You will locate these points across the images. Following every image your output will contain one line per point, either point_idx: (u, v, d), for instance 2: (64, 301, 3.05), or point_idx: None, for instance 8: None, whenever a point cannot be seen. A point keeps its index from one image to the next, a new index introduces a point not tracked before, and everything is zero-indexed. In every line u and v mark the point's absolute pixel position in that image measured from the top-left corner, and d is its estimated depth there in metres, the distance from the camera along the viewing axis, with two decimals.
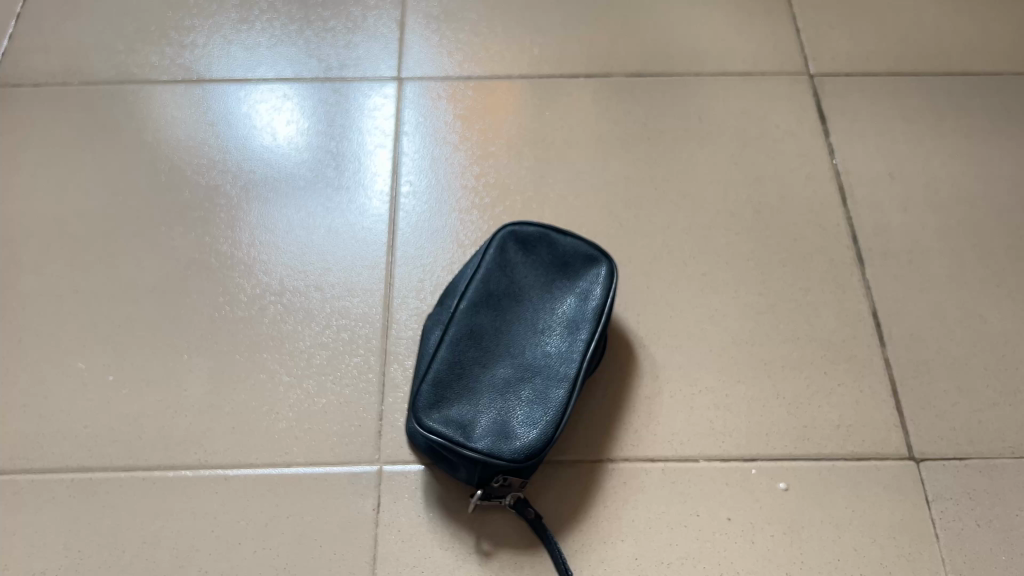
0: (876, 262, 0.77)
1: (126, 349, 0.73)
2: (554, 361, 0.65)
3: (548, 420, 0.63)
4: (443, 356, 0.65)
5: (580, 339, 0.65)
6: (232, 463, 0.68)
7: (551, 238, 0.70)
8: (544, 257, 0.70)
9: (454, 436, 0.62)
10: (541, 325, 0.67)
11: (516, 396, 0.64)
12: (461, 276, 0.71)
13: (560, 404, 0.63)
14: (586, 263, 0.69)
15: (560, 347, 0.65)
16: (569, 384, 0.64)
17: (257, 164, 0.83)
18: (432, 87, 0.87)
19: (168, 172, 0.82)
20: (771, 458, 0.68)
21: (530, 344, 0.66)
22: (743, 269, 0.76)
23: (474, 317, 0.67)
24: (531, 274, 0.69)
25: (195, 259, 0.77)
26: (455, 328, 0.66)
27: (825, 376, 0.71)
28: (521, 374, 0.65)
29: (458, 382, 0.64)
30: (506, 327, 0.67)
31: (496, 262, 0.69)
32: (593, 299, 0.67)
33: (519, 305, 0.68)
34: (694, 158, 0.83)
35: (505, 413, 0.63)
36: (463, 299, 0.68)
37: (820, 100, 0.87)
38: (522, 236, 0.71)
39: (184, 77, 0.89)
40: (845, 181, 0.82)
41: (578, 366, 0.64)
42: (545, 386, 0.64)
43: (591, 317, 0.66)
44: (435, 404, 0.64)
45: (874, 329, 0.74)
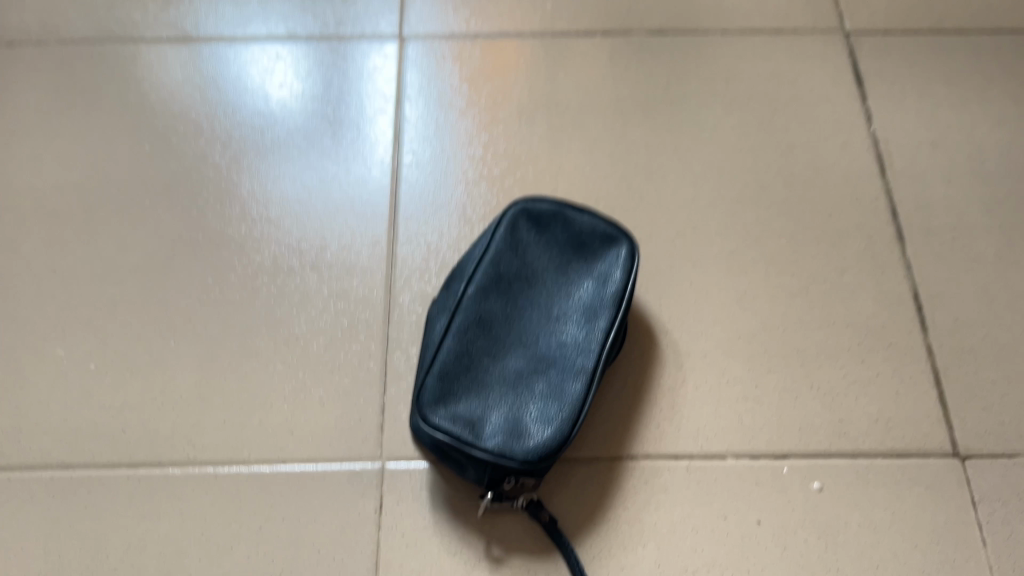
0: (917, 239, 0.71)
1: (109, 334, 0.68)
2: (571, 352, 0.59)
3: (564, 416, 0.57)
4: (449, 346, 0.59)
5: (599, 327, 0.59)
6: (223, 459, 0.63)
7: (567, 214, 0.64)
8: (559, 236, 0.64)
9: (462, 435, 0.57)
10: (556, 311, 0.61)
11: (529, 391, 0.58)
12: (469, 257, 0.65)
13: (576, 399, 0.57)
14: (605, 243, 0.63)
15: (578, 336, 0.59)
16: (587, 377, 0.58)
17: (249, 131, 0.77)
18: (436, 46, 0.81)
19: (152, 140, 0.76)
20: (804, 455, 0.63)
21: (544, 332, 0.60)
22: (774, 248, 0.71)
23: (482, 303, 0.61)
24: (545, 255, 0.63)
25: (182, 235, 0.72)
26: (462, 316, 0.60)
27: (862, 365, 0.66)
28: (534, 367, 0.59)
29: (466, 376, 0.59)
30: (518, 315, 0.61)
31: (506, 242, 0.63)
32: (613, 282, 0.61)
33: (532, 290, 0.62)
34: (720, 125, 0.76)
35: (517, 409, 0.57)
36: (470, 283, 0.62)
37: (856, 60, 0.80)
38: (534, 213, 0.64)
39: (169, 36, 0.82)
40: (884, 149, 0.75)
41: (596, 356, 0.58)
42: (561, 379, 0.58)
43: (611, 303, 0.60)
44: (441, 399, 0.58)
45: (915, 313, 0.68)
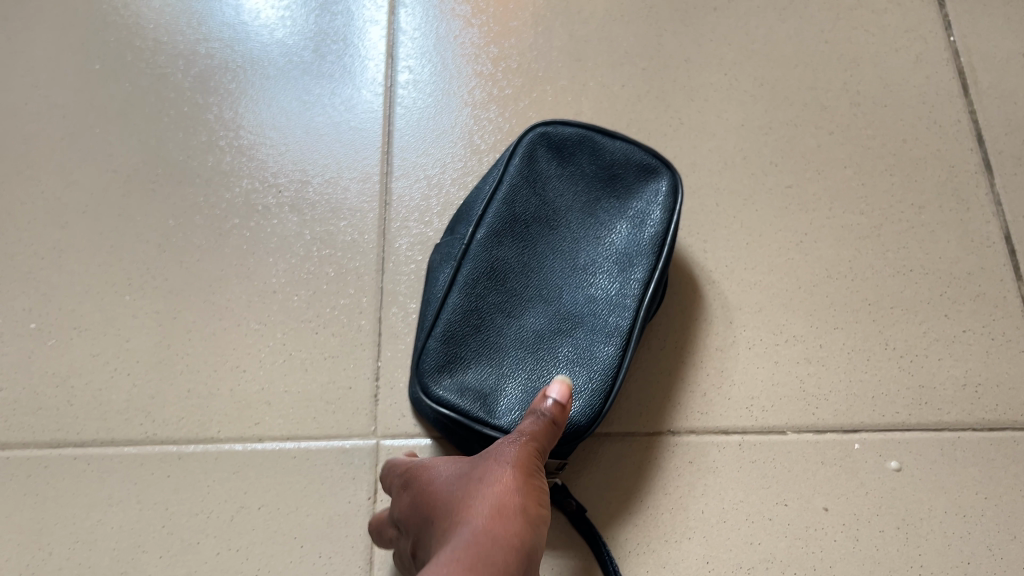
0: (1007, 170, 0.60)
1: (52, 288, 0.57)
2: (602, 309, 0.48)
3: (596, 389, 0.46)
4: (454, 302, 0.48)
5: (636, 278, 0.48)
6: (187, 437, 0.53)
7: (594, 142, 0.52)
8: (586, 168, 0.52)
9: (472, 411, 0.46)
10: (583, 259, 0.50)
11: (552, 357, 0.47)
12: (477, 194, 0.53)
13: (611, 367, 0.46)
14: (642, 176, 0.51)
15: (611, 289, 0.48)
16: (623, 339, 0.47)
17: (217, 46, 0.65)
18: None
19: (104, 56, 0.65)
20: (878, 429, 0.53)
21: (569, 285, 0.49)
22: (838, 181, 0.60)
23: (494, 249, 0.49)
24: (569, 191, 0.52)
25: (139, 170, 0.61)
26: (470, 265, 0.49)
27: (945, 320, 0.56)
28: (558, 327, 0.48)
29: (476, 338, 0.47)
30: (537, 264, 0.49)
31: (522, 173, 0.51)
32: (651, 224, 0.50)
33: (555, 234, 0.50)
34: (773, 35, 0.65)
35: (538, 379, 0.46)
36: (479, 223, 0.50)
37: None
38: (556, 139, 0.52)
39: None
40: (967, 63, 0.64)
41: (634, 314, 0.47)
42: (591, 342, 0.47)
43: (650, 249, 0.49)
44: (446, 367, 0.47)
45: (1008, 257, 0.58)
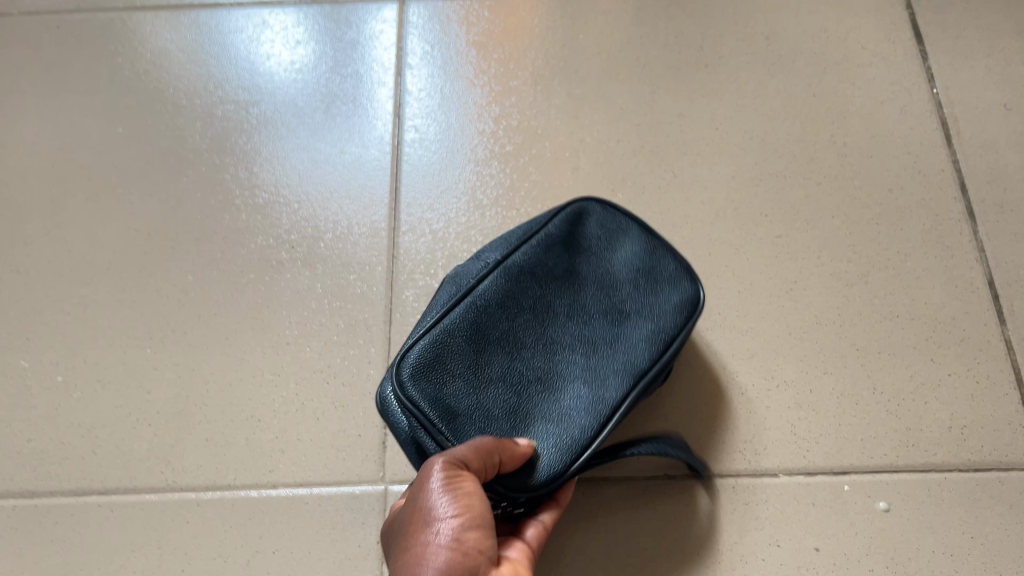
0: (991, 216, 0.62)
1: (78, 343, 0.60)
2: (591, 382, 0.47)
3: (564, 453, 0.45)
4: (455, 316, 0.47)
5: (633, 366, 0.48)
6: (205, 484, 0.56)
7: (633, 236, 0.53)
8: (624, 252, 0.52)
9: (434, 423, 0.44)
10: (591, 330, 0.49)
11: (531, 408, 0.46)
12: (510, 234, 0.53)
13: (581, 440, 0.45)
14: (674, 278, 0.51)
15: (606, 371, 0.47)
16: (603, 417, 0.46)
17: (233, 108, 0.69)
18: (441, 8, 0.72)
19: (126, 119, 0.69)
20: (868, 471, 0.55)
21: (570, 347, 0.48)
22: (826, 230, 0.62)
23: (512, 283, 0.49)
24: (602, 259, 0.51)
25: (159, 228, 0.64)
26: (486, 286, 0.48)
27: (931, 364, 0.58)
28: (545, 380, 0.47)
29: (464, 356, 0.46)
30: (546, 315, 0.48)
31: (560, 233, 0.52)
32: (668, 324, 0.49)
33: (573, 294, 0.50)
34: (762, 90, 0.68)
35: (511, 424, 0.45)
36: (508, 256, 0.50)
37: (914, 14, 0.71)
38: (602, 221, 0.53)
39: (147, 4, 0.74)
40: (950, 114, 0.66)
41: (622, 397, 0.47)
42: (571, 407, 0.46)
43: (658, 343, 0.48)
44: (425, 372, 0.45)
45: (991, 303, 0.60)
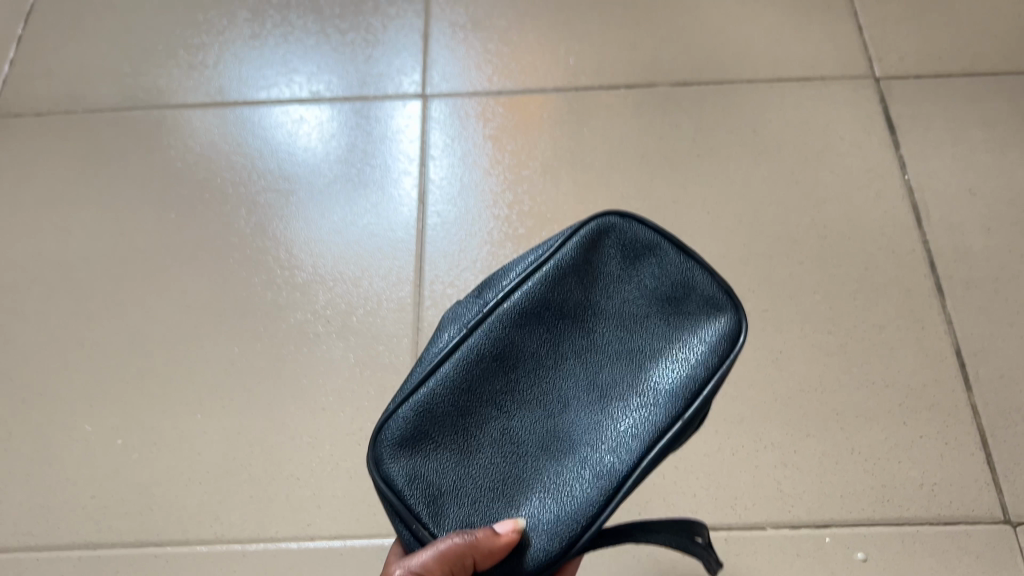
0: (958, 292, 0.69)
1: (135, 409, 0.67)
2: (604, 443, 0.40)
3: (565, 533, 0.38)
4: (440, 374, 0.41)
5: (653, 423, 0.40)
6: (250, 537, 0.62)
7: (663, 255, 0.44)
8: (647, 278, 0.44)
9: (414, 506, 0.39)
10: (604, 378, 0.42)
11: (529, 477, 0.40)
12: (514, 264, 0.46)
13: (587, 512, 0.38)
14: (708, 306, 0.43)
15: (619, 428, 0.40)
16: (612, 488, 0.38)
17: (274, 195, 0.77)
18: (460, 104, 0.81)
19: (178, 206, 0.77)
20: (847, 524, 0.61)
21: (577, 402, 0.41)
22: (809, 304, 0.69)
23: (510, 330, 0.42)
24: (620, 293, 0.44)
25: (208, 304, 0.71)
26: (478, 337, 0.42)
27: (904, 427, 0.64)
28: (547, 445, 0.40)
29: (454, 421, 0.41)
30: (550, 362, 0.42)
31: (571, 264, 0.44)
32: (699, 369, 0.41)
33: (583, 335, 0.43)
34: (750, 178, 0.75)
35: (505, 498, 0.40)
36: (507, 296, 0.43)
37: (887, 107, 0.79)
38: (625, 239, 0.45)
39: (196, 102, 0.83)
40: (920, 199, 0.73)
41: (636, 464, 0.39)
42: (576, 478, 0.39)
43: (684, 391, 0.40)
44: (409, 444, 0.40)
45: (959, 370, 0.66)
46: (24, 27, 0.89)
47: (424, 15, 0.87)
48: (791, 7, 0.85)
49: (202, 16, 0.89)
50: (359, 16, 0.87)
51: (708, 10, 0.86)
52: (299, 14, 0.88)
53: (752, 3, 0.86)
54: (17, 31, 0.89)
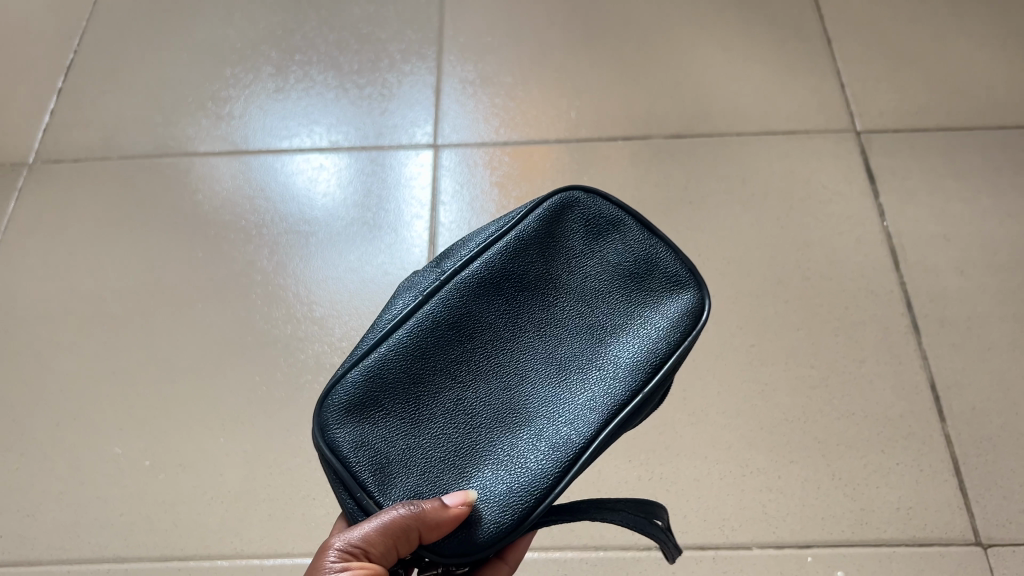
0: (933, 329, 0.74)
1: (162, 433, 0.72)
2: (559, 417, 0.45)
3: (515, 504, 0.42)
4: (394, 340, 0.45)
5: (611, 396, 0.45)
6: (268, 552, 0.66)
7: (626, 231, 0.50)
8: (610, 253, 0.49)
9: (360, 475, 0.42)
10: (564, 351, 0.47)
11: (483, 443, 0.44)
12: (474, 236, 0.51)
13: (542, 483, 0.42)
14: (669, 286, 0.49)
15: (578, 399, 0.45)
16: (568, 458, 0.43)
17: (293, 236, 0.82)
18: (469, 154, 0.86)
19: (204, 245, 0.82)
20: (828, 545, 0.65)
21: (537, 372, 0.46)
22: (793, 339, 0.74)
23: (470, 301, 0.47)
24: (581, 270, 0.49)
25: (231, 336, 0.76)
26: (435, 305, 0.46)
27: (882, 455, 0.68)
28: (503, 413, 0.45)
29: (405, 387, 0.44)
30: (511, 333, 0.47)
31: (534, 240, 0.49)
32: (656, 343, 0.47)
33: (542, 308, 0.48)
34: (738, 222, 0.80)
35: (457, 464, 0.43)
36: (468, 267, 0.47)
37: (867, 158, 0.84)
38: (589, 213, 0.50)
39: (221, 150, 0.89)
40: (898, 243, 0.79)
41: (592, 435, 0.44)
42: (531, 446, 0.44)
43: (642, 367, 0.46)
44: (359, 408, 0.44)
45: (933, 402, 0.70)
46: (64, 80, 0.96)
47: (436, 71, 0.93)
48: (778, 66, 0.92)
49: (229, 71, 0.96)
50: (375, 72, 0.94)
51: (700, 68, 0.92)
52: (320, 70, 0.95)
53: (742, 62, 0.92)
54: (57, 84, 0.96)
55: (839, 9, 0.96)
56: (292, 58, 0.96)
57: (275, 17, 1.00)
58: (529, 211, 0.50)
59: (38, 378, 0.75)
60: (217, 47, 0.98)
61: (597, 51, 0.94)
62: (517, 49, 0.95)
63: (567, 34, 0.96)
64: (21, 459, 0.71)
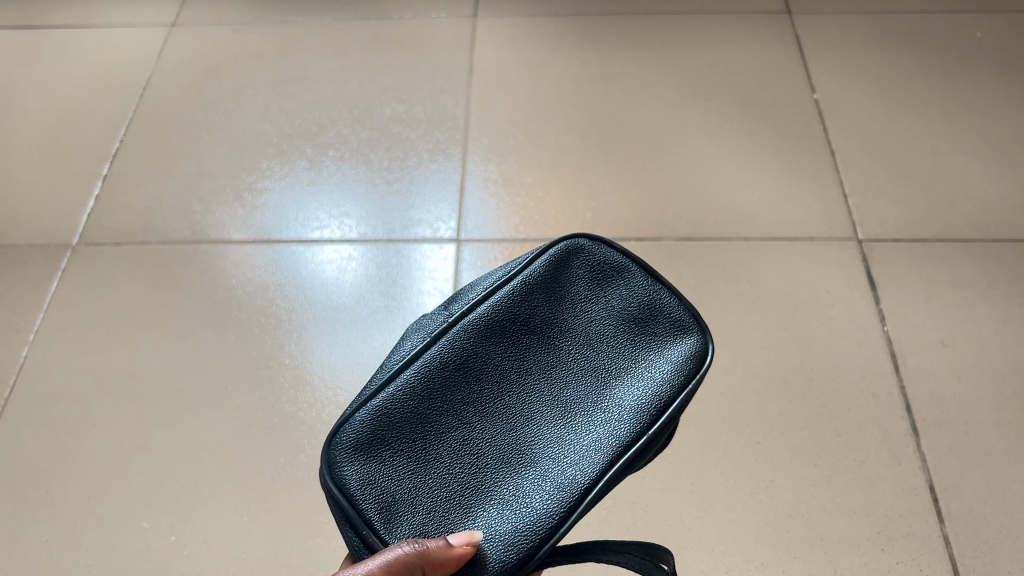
0: (931, 432, 0.77)
1: (189, 510, 0.75)
2: (565, 459, 0.44)
3: (520, 543, 0.41)
4: (401, 381, 0.45)
5: (616, 437, 0.44)
6: None
7: (630, 278, 0.50)
8: (616, 298, 0.49)
9: (366, 514, 0.42)
10: (570, 393, 0.46)
11: (489, 483, 0.43)
12: (483, 282, 0.51)
13: (547, 523, 0.42)
14: (673, 329, 0.48)
15: (584, 441, 0.45)
16: (573, 498, 0.42)
17: (321, 322, 0.86)
18: (489, 249, 0.91)
19: (236, 329, 0.86)
20: None
21: (542, 414, 0.46)
22: (798, 438, 0.77)
23: (477, 343, 0.47)
24: (586, 314, 0.49)
25: (258, 417, 0.80)
26: (442, 347, 0.46)
27: (882, 553, 0.70)
28: (509, 454, 0.44)
29: (412, 427, 0.44)
30: (517, 375, 0.46)
31: (540, 283, 0.49)
32: (661, 385, 0.46)
33: (548, 351, 0.47)
34: (745, 323, 0.84)
35: (463, 502, 0.43)
36: (475, 310, 0.48)
37: (868, 265, 0.89)
38: (594, 260, 0.51)
39: (254, 238, 0.94)
40: (898, 348, 0.82)
41: (596, 477, 0.43)
42: (536, 486, 0.43)
43: (647, 409, 0.45)
44: (366, 447, 0.43)
45: (932, 503, 0.73)
46: (109, 168, 1.02)
47: (461, 170, 0.99)
48: (784, 175, 0.97)
49: (264, 163, 1.01)
50: (404, 169, 1.00)
51: (711, 175, 0.97)
52: (351, 165, 1.01)
53: (749, 169, 0.98)
54: (102, 170, 1.02)
55: (842, 123, 1.02)
56: (325, 153, 1.02)
57: (310, 114, 1.06)
58: (535, 255, 0.50)
59: (72, 452, 0.79)
60: (254, 141, 1.04)
61: (613, 156, 1.00)
62: (537, 152, 1.00)
63: (584, 138, 1.02)
64: (52, 531, 0.74)
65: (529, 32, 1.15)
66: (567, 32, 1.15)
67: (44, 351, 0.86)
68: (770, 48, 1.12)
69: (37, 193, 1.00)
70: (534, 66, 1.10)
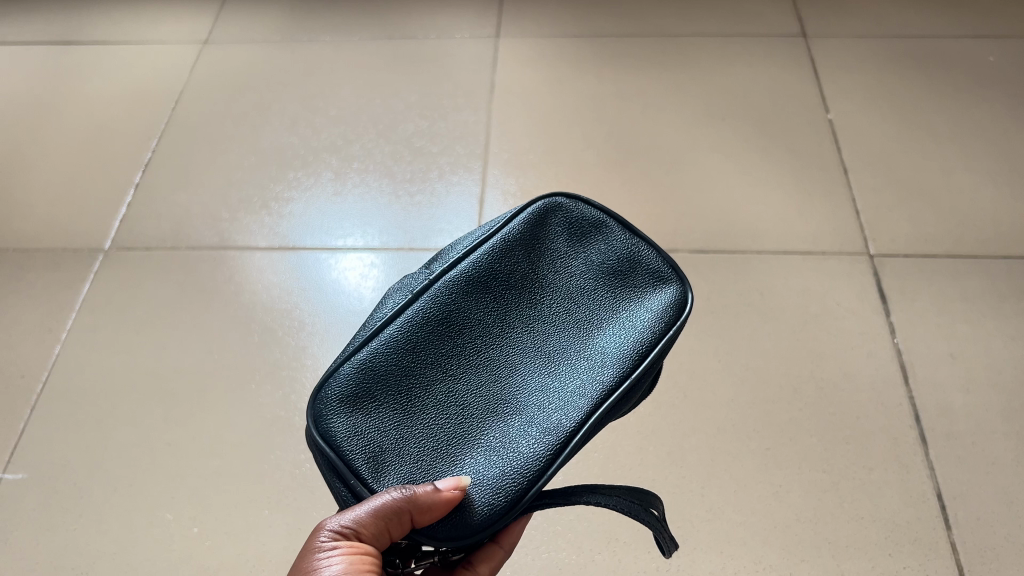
0: (940, 442, 0.78)
1: (211, 503, 0.77)
2: (550, 407, 0.47)
3: (509, 486, 0.44)
4: (383, 336, 0.48)
5: (599, 383, 0.47)
6: None
7: (608, 233, 0.54)
8: (593, 254, 0.53)
9: (354, 464, 0.45)
10: (551, 344, 0.50)
11: (474, 432, 0.46)
12: (463, 243, 0.55)
13: (535, 465, 0.44)
14: (652, 281, 0.52)
15: (566, 387, 0.48)
16: (559, 441, 0.45)
17: (342, 324, 0.89)
18: None
19: (260, 332, 0.89)
20: None
21: (525, 365, 0.49)
22: (807, 445, 0.78)
23: (459, 299, 0.50)
24: (565, 270, 0.52)
25: (279, 416, 0.82)
26: (424, 303, 0.49)
27: (889, 557, 0.71)
28: (493, 404, 0.47)
29: (397, 380, 0.47)
30: (500, 329, 0.50)
31: (519, 242, 0.53)
32: (642, 332, 0.49)
33: (528, 306, 0.51)
34: (757, 334, 0.86)
35: (449, 450, 0.46)
36: (456, 268, 0.51)
37: (879, 278, 0.90)
38: (571, 218, 0.54)
39: (279, 245, 0.97)
40: (907, 359, 0.84)
41: (580, 422, 0.46)
42: (522, 433, 0.46)
43: (628, 355, 0.49)
44: (352, 399, 0.46)
45: (939, 511, 0.74)
46: (142, 176, 1.06)
47: (481, 183, 1.02)
48: (796, 191, 0.99)
49: (291, 174, 1.05)
50: (425, 181, 1.03)
51: (725, 190, 1.00)
52: (376, 177, 1.04)
53: (763, 185, 1.00)
54: (134, 178, 1.06)
55: (854, 142, 1.04)
56: (350, 166, 1.05)
57: (337, 128, 1.10)
58: (513, 217, 0.54)
59: (101, 445, 0.81)
60: (280, 153, 1.07)
61: (629, 171, 1.02)
62: (554, 166, 1.03)
63: (601, 154, 1.04)
64: (79, 521, 0.76)
65: (548, 52, 1.18)
66: (585, 52, 1.18)
67: (75, 349, 0.89)
68: (785, 70, 1.14)
69: (73, 200, 1.04)
70: (553, 84, 1.13)
